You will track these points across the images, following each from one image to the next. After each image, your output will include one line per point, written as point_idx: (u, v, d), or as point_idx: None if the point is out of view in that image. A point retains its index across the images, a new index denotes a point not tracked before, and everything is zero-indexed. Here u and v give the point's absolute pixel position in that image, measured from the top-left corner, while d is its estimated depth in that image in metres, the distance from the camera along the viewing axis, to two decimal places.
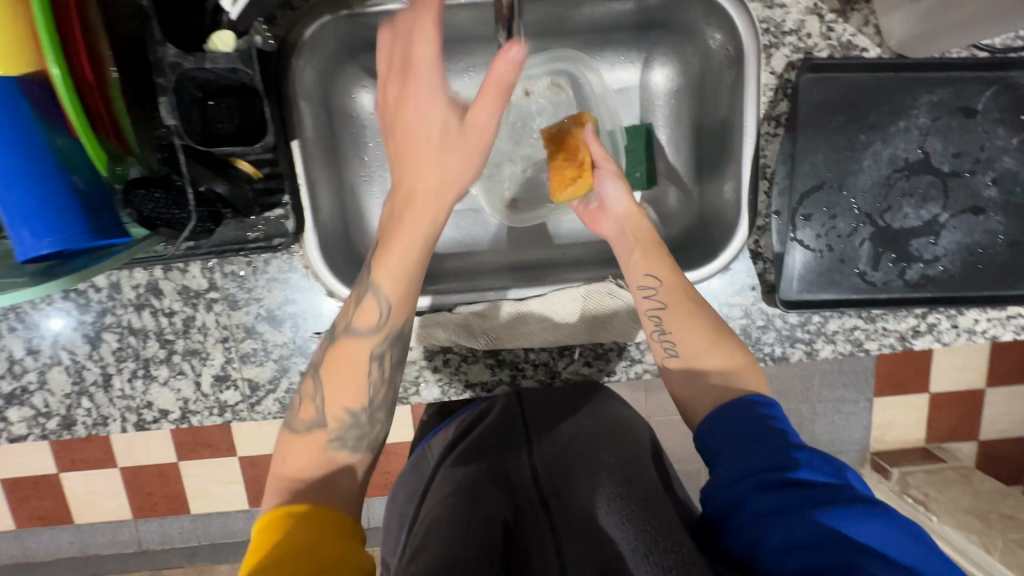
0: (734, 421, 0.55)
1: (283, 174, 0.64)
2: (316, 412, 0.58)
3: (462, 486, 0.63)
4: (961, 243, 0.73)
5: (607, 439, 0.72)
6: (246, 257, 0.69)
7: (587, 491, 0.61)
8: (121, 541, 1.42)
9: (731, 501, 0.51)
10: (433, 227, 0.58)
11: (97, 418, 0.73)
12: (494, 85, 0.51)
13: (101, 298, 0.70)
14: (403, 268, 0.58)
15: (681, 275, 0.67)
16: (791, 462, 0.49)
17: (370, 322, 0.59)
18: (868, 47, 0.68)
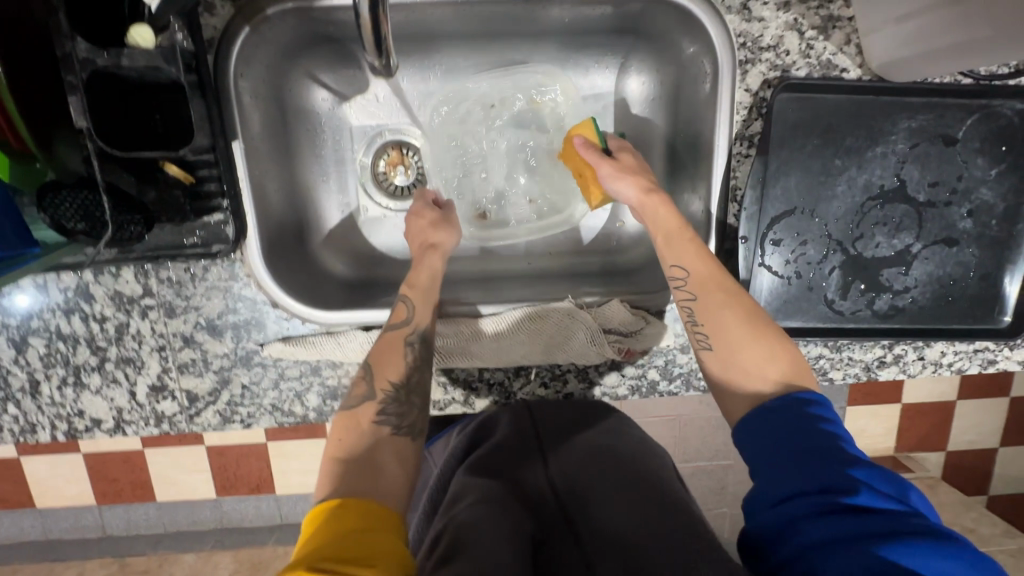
0: (784, 425, 0.51)
1: (221, 175, 0.61)
2: (366, 386, 0.61)
3: (481, 500, 0.57)
4: (932, 274, 0.71)
5: (622, 440, 0.67)
6: (183, 263, 0.65)
7: (625, 511, 0.56)
8: (83, 527, 1.38)
9: (780, 520, 0.47)
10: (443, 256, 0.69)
11: (24, 426, 0.69)
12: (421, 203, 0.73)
13: (26, 302, 0.65)
14: (426, 288, 0.66)
15: (710, 260, 0.61)
16: (852, 483, 0.46)
17: (399, 322, 0.64)
18: (847, 67, 0.64)
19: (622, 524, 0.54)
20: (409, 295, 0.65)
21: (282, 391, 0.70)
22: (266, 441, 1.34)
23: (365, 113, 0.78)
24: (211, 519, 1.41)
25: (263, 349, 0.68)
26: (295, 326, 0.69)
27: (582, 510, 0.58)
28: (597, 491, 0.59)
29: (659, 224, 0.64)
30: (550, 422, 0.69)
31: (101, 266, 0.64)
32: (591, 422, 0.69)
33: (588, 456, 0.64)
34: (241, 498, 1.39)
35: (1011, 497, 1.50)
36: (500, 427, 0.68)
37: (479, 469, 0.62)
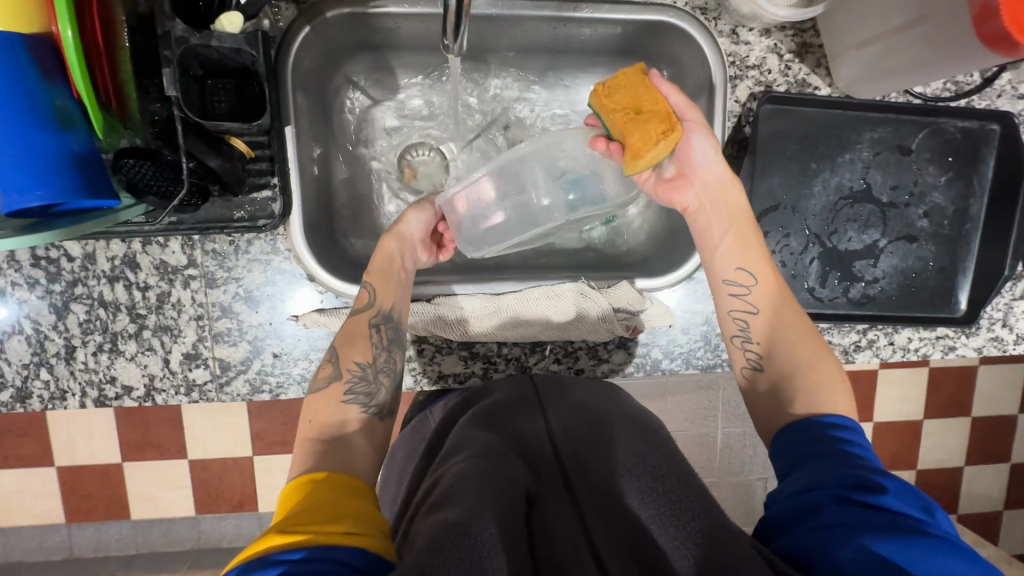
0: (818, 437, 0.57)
1: (273, 157, 0.67)
2: (332, 367, 0.65)
3: (481, 450, 0.60)
4: (897, 266, 0.81)
5: (621, 406, 0.71)
6: (229, 236, 0.70)
7: (620, 473, 0.59)
8: (50, 547, 1.37)
9: (800, 506, 0.51)
10: (407, 240, 0.74)
11: (54, 392, 0.71)
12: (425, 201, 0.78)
13: (73, 269, 0.69)
14: (386, 272, 0.71)
15: (772, 275, 0.68)
16: (878, 485, 0.50)
17: (361, 305, 0.68)
18: (819, 86, 0.76)
19: (618, 486, 0.58)
20: (372, 280, 0.70)
21: (312, 361, 0.74)
22: (253, 455, 1.37)
23: (392, 116, 0.86)
24: (185, 540, 1.40)
25: (298, 320, 0.73)
26: (328, 299, 0.74)
27: (578, 462, 0.61)
28: (603, 447, 0.62)
29: (739, 211, 0.70)
30: (551, 390, 0.73)
31: (151, 236, 0.68)
32: (582, 387, 0.74)
33: (592, 420, 0.67)
34: (221, 516, 1.39)
35: (978, 513, 1.58)
36: (499, 390, 0.73)
37: (481, 427, 0.65)
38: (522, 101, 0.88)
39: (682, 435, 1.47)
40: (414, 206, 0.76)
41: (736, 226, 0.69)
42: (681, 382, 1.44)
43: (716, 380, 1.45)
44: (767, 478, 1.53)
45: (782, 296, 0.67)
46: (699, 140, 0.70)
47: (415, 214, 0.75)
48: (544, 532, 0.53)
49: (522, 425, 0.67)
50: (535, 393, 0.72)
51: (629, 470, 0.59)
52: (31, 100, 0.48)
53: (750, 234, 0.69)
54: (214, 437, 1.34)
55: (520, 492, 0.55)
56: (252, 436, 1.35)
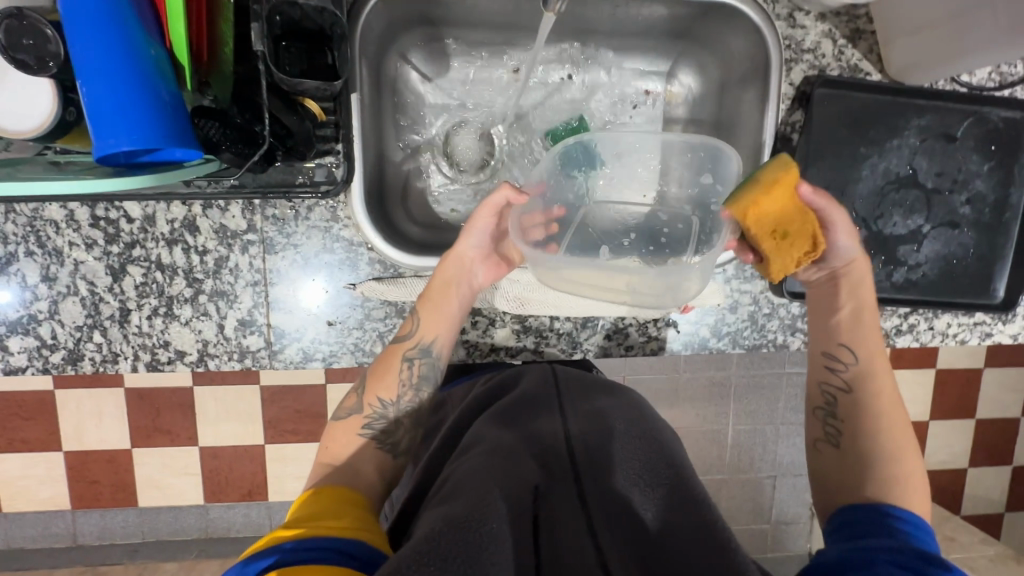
0: (864, 518, 0.61)
1: (341, 123, 0.67)
2: (356, 399, 0.69)
3: (493, 446, 0.64)
4: (939, 252, 0.82)
5: (641, 413, 0.74)
6: (290, 202, 0.70)
7: (631, 480, 0.61)
8: (54, 534, 1.34)
9: (849, 559, 0.55)
10: (461, 266, 0.72)
11: (107, 355, 0.70)
12: (488, 211, 0.72)
13: (132, 230, 0.68)
14: (438, 301, 0.71)
15: (880, 363, 0.70)
16: (943, 564, 0.53)
17: (402, 334, 0.70)
18: (870, 71, 0.79)
19: (630, 494, 0.60)
20: (419, 311, 0.70)
21: (366, 330, 0.74)
22: (265, 443, 1.35)
23: (442, 93, 0.86)
24: (192, 528, 1.38)
25: (354, 288, 0.73)
26: (384, 269, 0.74)
27: (592, 455, 0.64)
28: (616, 444, 0.66)
29: (855, 291, 0.70)
30: (575, 388, 0.76)
31: (213, 199, 0.68)
32: (600, 386, 0.78)
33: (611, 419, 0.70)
34: (230, 505, 1.37)
35: (981, 516, 1.61)
36: (521, 383, 0.76)
37: (500, 427, 0.69)
38: (568, 83, 0.88)
39: (693, 431, 1.48)
40: (471, 222, 0.72)
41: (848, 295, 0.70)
42: (693, 378, 1.45)
43: (728, 376, 1.46)
44: (776, 476, 1.54)
45: (882, 375, 0.69)
46: (844, 240, 0.68)
47: (474, 235, 0.72)
48: (552, 525, 0.58)
49: (539, 420, 0.71)
50: (554, 389, 0.74)
51: (639, 478, 0.62)
52: (131, 51, 0.50)
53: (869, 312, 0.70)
54: (230, 422, 1.32)
55: (528, 488, 0.59)
56: (263, 426, 1.33)
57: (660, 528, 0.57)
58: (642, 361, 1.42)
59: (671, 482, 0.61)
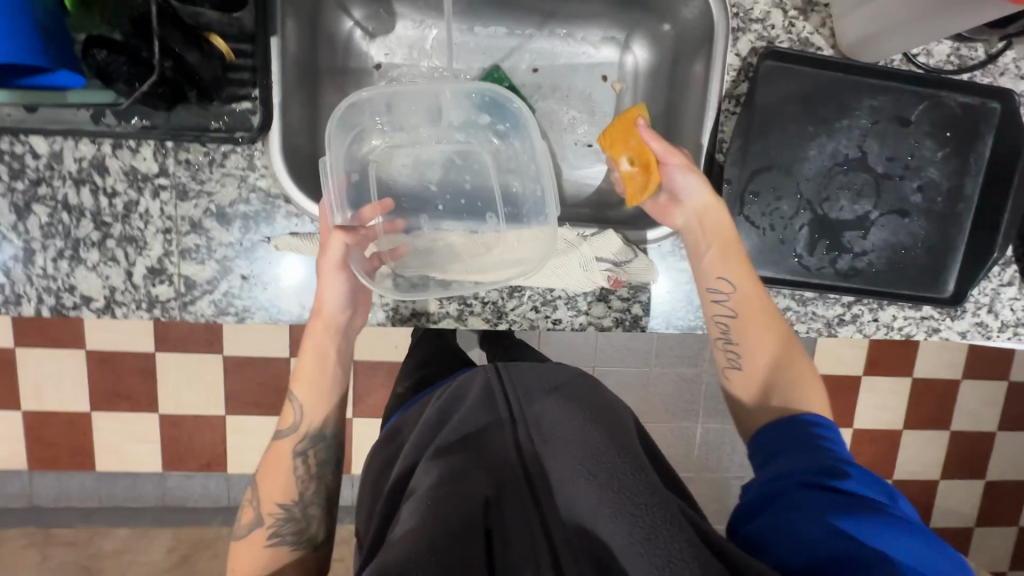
0: (781, 435, 0.64)
1: (257, 66, 0.65)
2: (254, 513, 0.69)
3: (440, 473, 0.62)
4: (888, 241, 0.79)
5: (590, 397, 0.74)
6: (204, 146, 0.67)
7: (580, 480, 0.59)
8: (9, 494, 1.33)
9: (767, 494, 0.59)
10: (329, 332, 0.73)
11: (9, 296, 0.68)
12: (327, 264, 0.69)
13: (37, 167, 0.66)
14: (314, 377, 0.74)
15: (754, 281, 0.72)
16: (843, 472, 0.57)
17: (285, 428, 0.72)
18: (822, 47, 0.76)
19: (585, 499, 0.58)
20: (298, 396, 0.73)
21: (281, 287, 0.72)
22: (225, 414, 1.32)
23: (388, 52, 0.82)
24: (150, 497, 1.36)
25: (271, 243, 0.70)
26: (304, 225, 0.71)
27: (539, 468, 0.64)
28: (555, 443, 0.65)
29: (715, 229, 0.72)
30: (517, 389, 0.75)
31: (122, 138, 0.66)
32: (552, 380, 0.76)
33: (554, 416, 0.69)
34: (188, 475, 1.35)
35: (949, 529, 1.58)
36: (468, 397, 0.74)
37: (448, 444, 0.66)
38: (524, 49, 0.85)
39: (659, 428, 1.45)
40: (320, 276, 0.69)
41: (712, 234, 0.72)
42: (663, 374, 1.42)
43: (699, 373, 1.43)
44: (743, 477, 1.51)
45: (756, 301, 0.72)
46: (684, 179, 0.71)
47: (328, 290, 0.70)
48: (511, 536, 0.57)
49: (490, 433, 0.70)
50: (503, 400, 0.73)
51: (586, 472, 0.60)
52: None
53: (733, 244, 0.72)
54: (186, 390, 1.30)
55: (478, 506, 0.58)
56: (223, 396, 1.31)
57: (607, 526, 0.55)
58: (613, 353, 1.39)
59: (618, 473, 0.59)
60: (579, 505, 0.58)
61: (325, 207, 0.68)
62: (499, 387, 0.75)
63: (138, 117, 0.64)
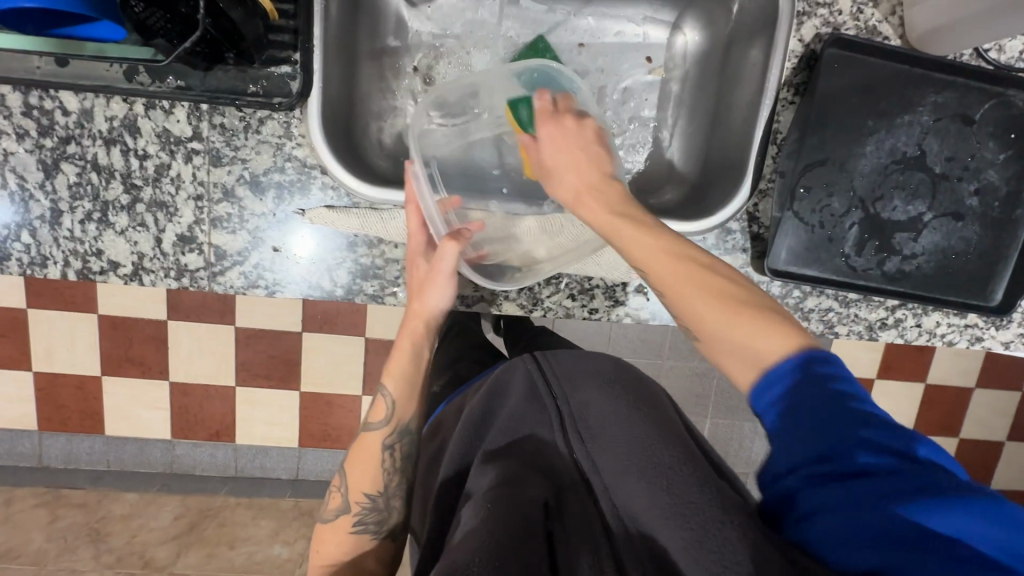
0: (815, 411, 0.46)
1: (299, 28, 0.63)
2: (341, 500, 0.66)
3: (499, 476, 0.58)
4: (938, 244, 0.76)
5: (631, 382, 0.68)
6: (240, 111, 0.65)
7: (637, 483, 0.54)
8: (19, 453, 1.33)
9: (781, 494, 0.46)
10: (427, 334, 0.72)
11: (35, 257, 0.66)
12: (440, 274, 0.67)
13: (67, 124, 0.63)
14: (408, 374, 0.70)
15: (670, 260, 0.58)
16: (849, 451, 0.43)
17: (377, 420, 0.68)
18: (889, 36, 0.73)
19: (642, 501, 0.53)
20: (390, 391, 0.69)
21: (314, 261, 0.70)
22: (236, 384, 1.31)
23: (428, 20, 0.79)
24: (160, 463, 1.36)
25: (304, 215, 0.68)
26: (338, 198, 0.69)
27: (588, 466, 0.60)
28: (604, 437, 0.61)
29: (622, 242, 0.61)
30: (561, 377, 0.70)
31: (155, 98, 0.63)
32: (595, 363, 0.70)
33: (599, 405, 0.64)
34: (197, 443, 1.35)
35: None
36: (513, 395, 0.70)
37: (500, 445, 0.64)
38: (569, 24, 0.81)
39: None
40: (426, 285, 0.67)
41: (615, 226, 0.62)
42: (674, 368, 1.40)
43: (711, 368, 1.41)
44: (748, 474, 1.50)
45: (685, 292, 0.57)
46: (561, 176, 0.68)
47: (433, 296, 0.68)
48: (571, 538, 0.51)
49: (531, 430, 0.66)
50: (548, 391, 0.68)
51: (642, 472, 0.54)
52: None
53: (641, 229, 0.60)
54: (199, 359, 1.29)
55: (537, 507, 0.53)
56: (235, 367, 1.30)
57: (661, 527, 0.50)
58: (625, 344, 1.37)
59: (667, 469, 0.53)
60: (634, 505, 0.53)
61: (418, 203, 0.68)
62: (540, 377, 0.70)
63: (173, 76, 0.61)
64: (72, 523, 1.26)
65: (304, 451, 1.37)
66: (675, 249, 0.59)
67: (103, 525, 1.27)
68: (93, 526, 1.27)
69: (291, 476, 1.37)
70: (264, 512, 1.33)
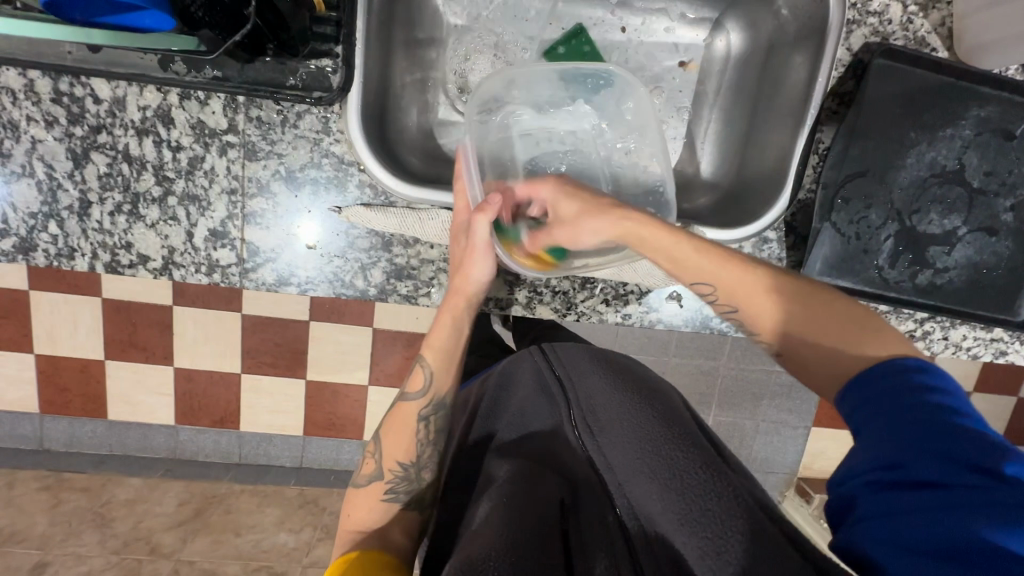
0: (892, 421, 0.46)
1: (342, 20, 0.61)
2: (376, 466, 0.66)
3: (508, 472, 0.55)
4: (970, 259, 0.75)
5: (635, 376, 0.64)
6: (278, 104, 0.63)
7: (648, 482, 0.50)
8: (20, 435, 1.31)
9: (843, 499, 0.46)
10: (467, 309, 0.69)
11: (62, 249, 0.64)
12: (482, 246, 0.64)
13: (98, 113, 0.61)
14: (447, 349, 0.69)
15: (713, 258, 0.59)
16: (914, 462, 0.42)
17: (415, 391, 0.68)
18: (937, 48, 0.73)
19: (656, 502, 0.49)
20: (428, 363, 0.69)
21: (348, 260, 0.68)
22: (241, 372, 1.29)
23: (465, 13, 0.76)
24: (164, 448, 1.35)
25: (339, 212, 0.66)
26: (375, 196, 0.67)
27: (600, 461, 0.56)
28: (614, 431, 0.57)
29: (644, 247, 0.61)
30: (570, 369, 0.66)
31: (191, 88, 0.61)
32: (600, 356, 0.68)
33: (606, 399, 0.60)
34: (201, 430, 1.34)
35: None
36: (522, 389, 0.67)
37: (509, 439, 0.62)
38: (608, 20, 0.79)
39: None
40: (468, 257, 0.65)
41: (647, 253, 0.61)
42: (680, 365, 1.38)
43: (716, 367, 1.39)
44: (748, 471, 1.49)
45: (749, 302, 0.58)
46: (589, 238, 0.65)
47: (475, 269, 0.66)
48: (585, 534, 0.48)
49: (541, 423, 0.63)
50: (557, 385, 0.64)
51: (654, 471, 0.50)
52: None
53: (686, 245, 0.59)
54: (205, 347, 1.27)
55: (554, 503, 0.51)
56: (242, 355, 1.28)
57: (678, 532, 0.46)
58: (633, 340, 1.34)
59: (682, 470, 0.49)
60: (648, 506, 0.49)
61: (462, 179, 0.67)
62: (549, 372, 0.67)
63: (211, 67, 0.59)
64: (77, 506, 1.23)
65: (308, 440, 1.36)
66: (727, 255, 0.59)
67: (108, 510, 1.24)
68: (98, 511, 1.23)
69: (295, 464, 1.37)
70: (269, 500, 1.31)
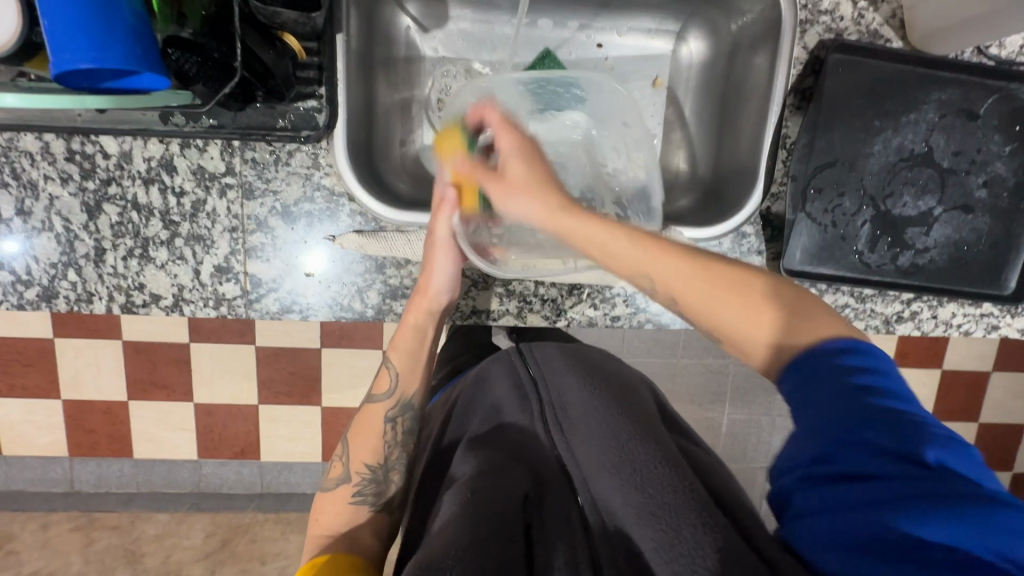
0: (814, 388, 0.48)
1: (324, 64, 0.66)
2: (344, 470, 0.69)
3: (480, 465, 0.57)
4: (950, 238, 0.77)
5: (605, 374, 0.66)
6: (271, 145, 0.68)
7: (607, 479, 0.52)
8: (51, 479, 1.34)
9: (781, 492, 0.48)
10: (431, 314, 0.72)
11: (81, 294, 0.69)
12: (442, 243, 0.69)
13: (108, 167, 0.66)
14: (412, 350, 0.73)
15: (660, 254, 0.57)
16: (863, 461, 0.42)
17: (381, 390, 0.72)
18: (891, 38, 0.76)
19: (616, 498, 0.50)
20: (393, 366, 0.73)
21: (345, 284, 0.72)
22: (259, 403, 1.33)
23: (442, 47, 0.81)
24: (187, 483, 1.37)
25: (334, 240, 0.71)
26: (366, 222, 0.72)
27: (568, 457, 0.58)
28: (581, 428, 0.58)
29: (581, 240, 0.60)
30: (540, 368, 0.68)
31: (190, 138, 0.66)
32: (571, 354, 0.70)
33: (573, 395, 0.62)
34: (222, 463, 1.37)
35: None
36: (494, 385, 0.69)
37: (481, 432, 0.64)
38: (577, 39, 0.83)
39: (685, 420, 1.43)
40: (432, 255, 0.69)
41: (590, 242, 0.59)
42: (690, 365, 1.38)
43: (726, 365, 1.39)
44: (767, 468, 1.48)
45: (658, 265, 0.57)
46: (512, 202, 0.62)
47: (438, 272, 0.69)
48: (550, 526, 0.51)
49: (512, 417, 0.65)
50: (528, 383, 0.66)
51: (615, 470, 0.51)
52: None
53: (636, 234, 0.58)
54: (222, 381, 1.31)
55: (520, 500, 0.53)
56: (256, 386, 1.32)
57: (635, 526, 0.47)
58: (639, 343, 1.35)
59: (643, 466, 0.50)
60: (607, 500, 0.51)
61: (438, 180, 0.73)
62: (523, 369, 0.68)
63: (207, 117, 0.65)
64: (109, 544, 1.28)
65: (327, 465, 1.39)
66: (683, 252, 0.57)
67: (137, 546, 1.29)
68: (129, 548, 1.29)
69: (316, 491, 1.39)
70: (293, 527, 1.35)
